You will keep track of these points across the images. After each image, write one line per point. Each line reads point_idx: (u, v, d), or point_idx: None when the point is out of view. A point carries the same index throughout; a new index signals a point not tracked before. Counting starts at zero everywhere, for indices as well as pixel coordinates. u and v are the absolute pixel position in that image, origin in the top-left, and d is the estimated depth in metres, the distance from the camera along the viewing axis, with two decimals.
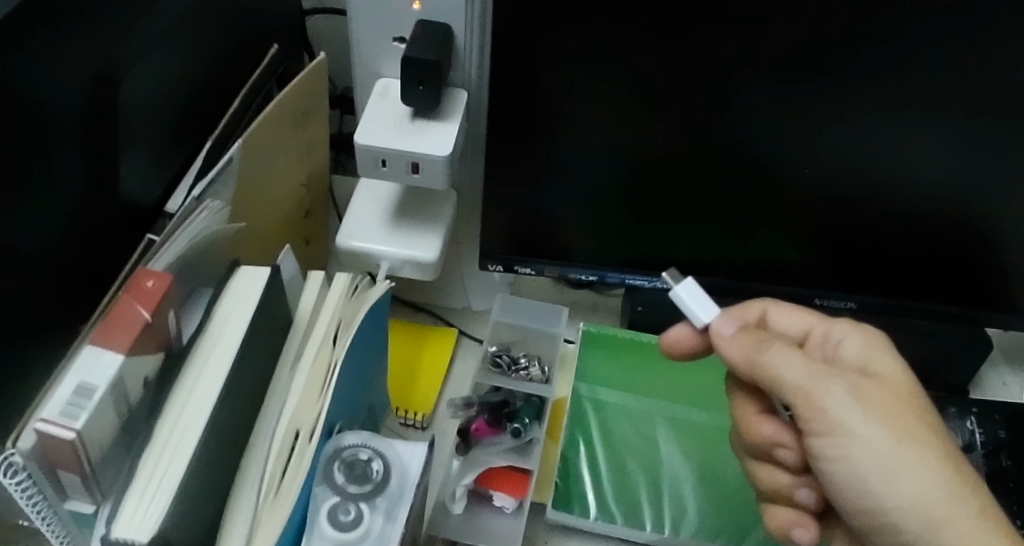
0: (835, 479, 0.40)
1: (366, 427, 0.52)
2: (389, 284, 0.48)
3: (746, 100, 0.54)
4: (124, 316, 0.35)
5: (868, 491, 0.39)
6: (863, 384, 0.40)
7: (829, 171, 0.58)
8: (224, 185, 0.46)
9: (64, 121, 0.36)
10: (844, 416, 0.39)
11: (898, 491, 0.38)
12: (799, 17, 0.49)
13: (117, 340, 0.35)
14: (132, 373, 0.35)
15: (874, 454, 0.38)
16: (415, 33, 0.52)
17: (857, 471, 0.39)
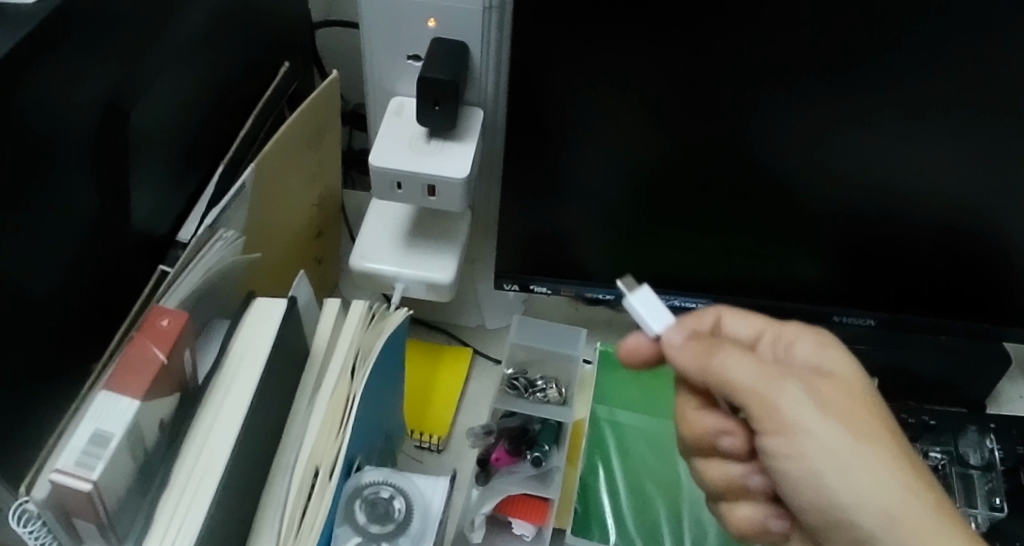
0: (791, 481, 0.39)
1: (383, 457, 0.51)
2: (405, 311, 0.47)
3: (769, 118, 0.53)
4: (139, 358, 0.34)
5: (826, 492, 0.37)
6: (815, 385, 0.39)
7: (853, 189, 0.57)
8: (238, 211, 0.45)
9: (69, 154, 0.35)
10: (797, 415, 0.37)
11: (857, 492, 0.36)
12: (825, 34, 0.48)
13: (133, 383, 0.33)
14: (148, 417, 0.34)
15: (829, 452, 0.37)
16: (430, 52, 0.51)
17: (813, 472, 0.37)
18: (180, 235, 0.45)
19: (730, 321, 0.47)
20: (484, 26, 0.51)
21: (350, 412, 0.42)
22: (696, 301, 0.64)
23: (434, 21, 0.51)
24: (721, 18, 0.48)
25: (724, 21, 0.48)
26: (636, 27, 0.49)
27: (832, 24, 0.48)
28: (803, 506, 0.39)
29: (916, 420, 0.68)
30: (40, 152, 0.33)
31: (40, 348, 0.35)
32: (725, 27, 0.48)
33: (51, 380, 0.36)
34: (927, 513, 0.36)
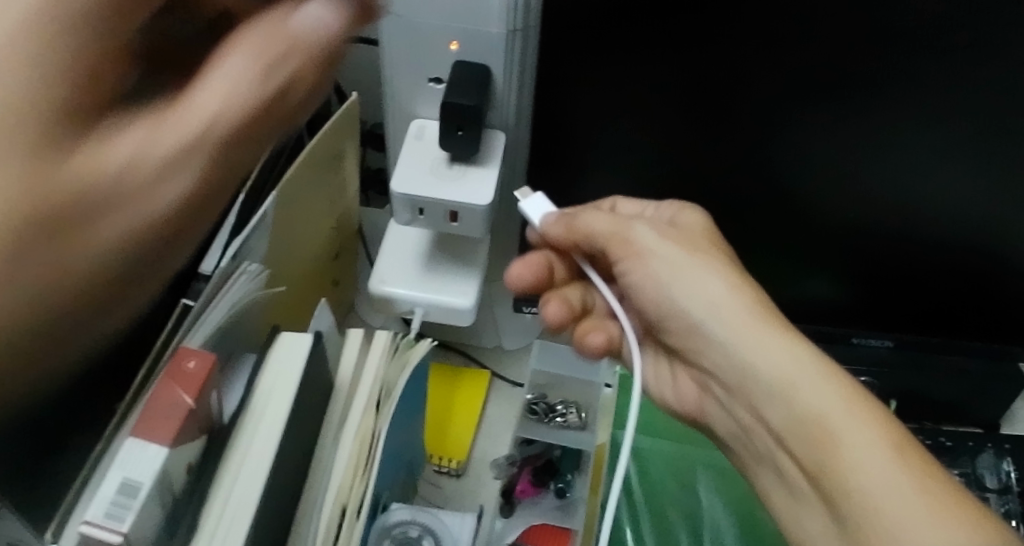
0: (647, 302, 0.44)
1: (404, 487, 0.51)
2: (430, 342, 0.47)
3: (796, 145, 0.52)
4: (166, 402, 0.33)
5: (673, 302, 0.43)
6: (667, 229, 0.45)
7: (877, 215, 0.56)
8: (260, 240, 0.45)
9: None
10: (646, 242, 0.44)
11: (705, 301, 0.42)
12: (864, 65, 0.47)
13: (160, 429, 0.32)
14: (176, 463, 0.33)
15: (664, 268, 0.43)
16: (453, 76, 0.50)
17: (660, 287, 0.43)
18: (203, 265, 0.44)
19: (624, 206, 0.49)
20: (508, 51, 0.50)
21: (374, 449, 0.41)
22: None
23: (456, 44, 0.50)
24: (756, 47, 0.46)
25: (757, 49, 0.47)
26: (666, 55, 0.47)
27: (872, 55, 0.46)
28: (663, 326, 0.45)
29: (932, 441, 0.68)
30: None
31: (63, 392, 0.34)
32: (760, 56, 0.47)
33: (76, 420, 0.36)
34: (763, 329, 0.40)
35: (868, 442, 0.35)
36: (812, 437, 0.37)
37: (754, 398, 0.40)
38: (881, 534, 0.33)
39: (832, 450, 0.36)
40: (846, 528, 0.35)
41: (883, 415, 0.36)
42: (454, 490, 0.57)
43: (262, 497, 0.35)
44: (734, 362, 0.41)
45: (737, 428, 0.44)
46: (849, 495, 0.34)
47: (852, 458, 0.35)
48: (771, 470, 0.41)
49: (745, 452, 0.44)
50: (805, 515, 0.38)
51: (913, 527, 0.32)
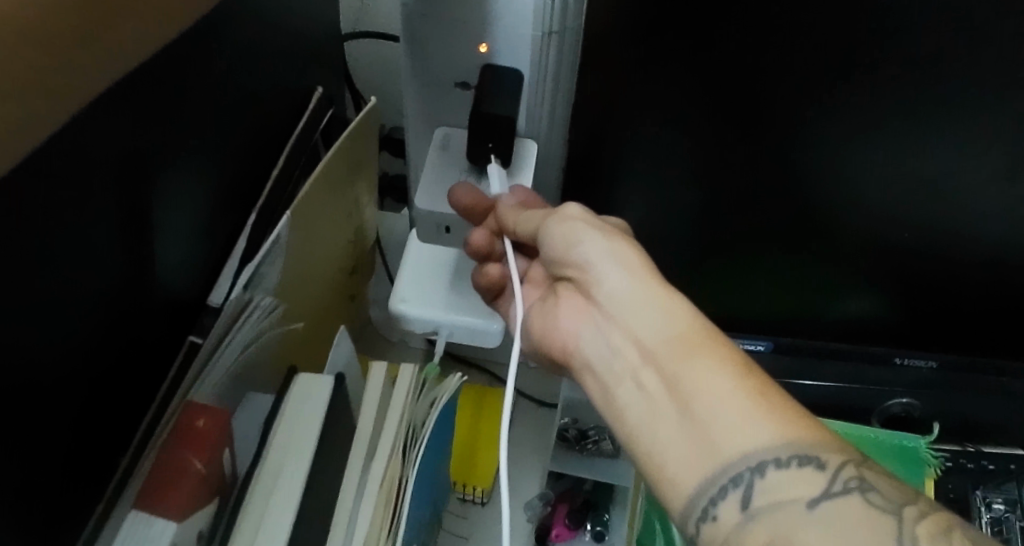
0: (549, 245, 0.39)
1: (431, 526, 0.47)
2: (459, 378, 0.44)
3: (862, 165, 0.47)
4: (176, 468, 0.34)
5: (575, 250, 0.37)
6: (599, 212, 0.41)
7: (941, 239, 0.51)
8: (273, 266, 0.41)
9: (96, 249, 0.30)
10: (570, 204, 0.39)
11: (605, 252, 0.36)
12: (939, 89, 0.42)
13: (171, 504, 0.32)
14: (186, 535, 0.33)
15: (581, 213, 0.38)
16: (483, 79, 0.45)
17: (573, 239, 0.37)
18: (212, 297, 0.40)
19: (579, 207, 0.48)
20: (541, 56, 0.45)
21: (403, 497, 0.38)
22: (754, 344, 0.60)
23: (486, 46, 0.45)
24: (823, 68, 0.42)
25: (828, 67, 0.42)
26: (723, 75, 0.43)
27: (954, 74, 0.42)
28: (558, 262, 0.39)
29: (975, 465, 0.63)
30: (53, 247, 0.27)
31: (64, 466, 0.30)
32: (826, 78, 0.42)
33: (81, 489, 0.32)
34: (650, 271, 0.35)
35: (721, 378, 0.30)
36: (677, 353, 0.32)
37: (623, 322, 0.35)
38: (730, 456, 0.29)
39: (681, 371, 0.31)
40: (697, 444, 0.30)
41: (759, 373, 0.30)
42: (482, 519, 0.53)
43: None
44: (621, 290, 0.35)
45: (601, 351, 0.36)
46: (698, 422, 0.30)
47: (691, 386, 0.30)
48: (625, 393, 0.34)
49: (595, 384, 0.36)
50: (655, 430, 0.31)
51: (739, 432, 0.29)
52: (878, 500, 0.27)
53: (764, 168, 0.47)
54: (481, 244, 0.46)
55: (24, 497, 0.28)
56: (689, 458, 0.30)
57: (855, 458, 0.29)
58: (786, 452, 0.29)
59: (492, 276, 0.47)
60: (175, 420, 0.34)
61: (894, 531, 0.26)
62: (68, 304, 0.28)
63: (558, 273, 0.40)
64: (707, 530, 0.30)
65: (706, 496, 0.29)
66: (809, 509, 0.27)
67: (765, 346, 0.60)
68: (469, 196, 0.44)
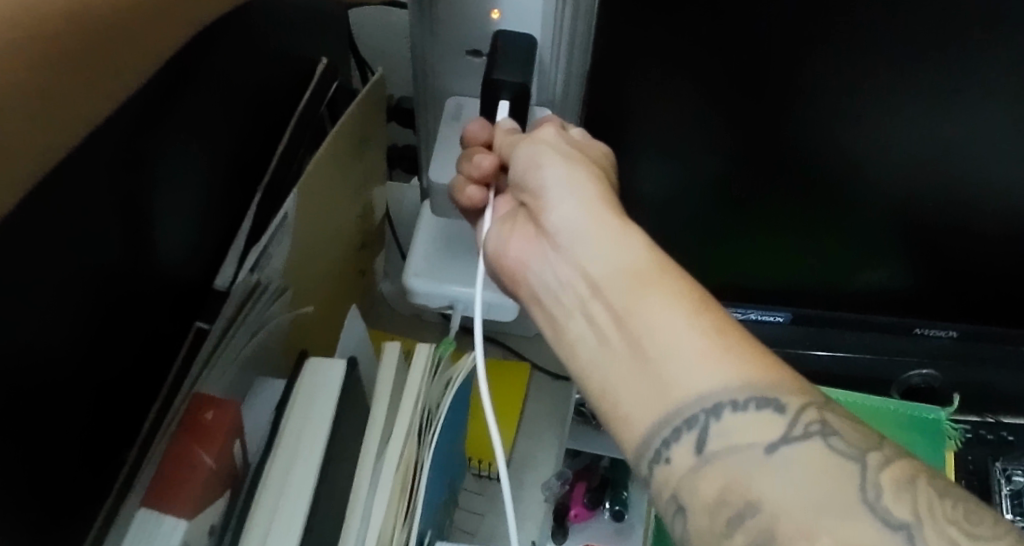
0: (514, 167, 0.36)
1: (447, 506, 0.46)
2: (475, 356, 0.42)
3: (891, 135, 0.45)
4: (185, 463, 0.32)
5: (537, 174, 0.34)
6: (571, 134, 0.38)
7: (971, 211, 0.49)
8: (280, 244, 0.39)
9: (99, 236, 0.29)
10: (538, 131, 0.36)
11: (561, 179, 0.33)
12: (979, 54, 0.40)
13: (182, 500, 0.32)
14: (200, 531, 0.32)
15: (553, 139, 0.36)
16: (495, 48, 0.43)
17: (534, 166, 0.34)
18: (217, 281, 0.39)
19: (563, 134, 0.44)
20: (556, 19, 0.44)
21: (419, 481, 0.37)
22: (773, 315, 0.58)
23: (498, 12, 0.44)
24: (855, 35, 0.40)
25: (861, 33, 0.40)
26: (747, 41, 0.41)
27: (995, 41, 0.39)
28: (518, 186, 0.36)
29: (994, 436, 0.63)
30: (51, 239, 0.25)
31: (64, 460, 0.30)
32: (856, 44, 0.40)
33: (85, 482, 0.31)
34: (608, 202, 0.32)
35: (671, 308, 0.27)
36: (631, 288, 0.28)
37: (571, 252, 0.31)
38: (684, 397, 0.26)
39: (635, 306, 0.28)
40: (650, 384, 0.27)
41: (714, 306, 0.27)
42: (498, 494, 0.52)
43: None
44: (574, 219, 0.32)
45: (546, 283, 0.33)
46: (652, 359, 0.27)
47: (647, 320, 0.27)
48: (574, 325, 0.31)
49: (541, 315, 0.33)
50: (605, 367, 0.28)
51: (697, 372, 0.26)
52: (840, 446, 0.25)
53: (790, 137, 0.45)
54: (485, 170, 0.40)
55: (23, 492, 0.27)
56: (643, 398, 0.27)
57: (816, 401, 0.26)
58: (744, 394, 0.25)
59: (474, 198, 0.41)
60: (182, 410, 0.34)
61: (856, 480, 0.23)
62: (68, 297, 0.27)
63: (515, 194, 0.36)
64: (660, 473, 0.27)
65: (659, 437, 0.27)
66: (768, 455, 0.24)
67: (783, 318, 0.59)
68: (482, 132, 0.42)
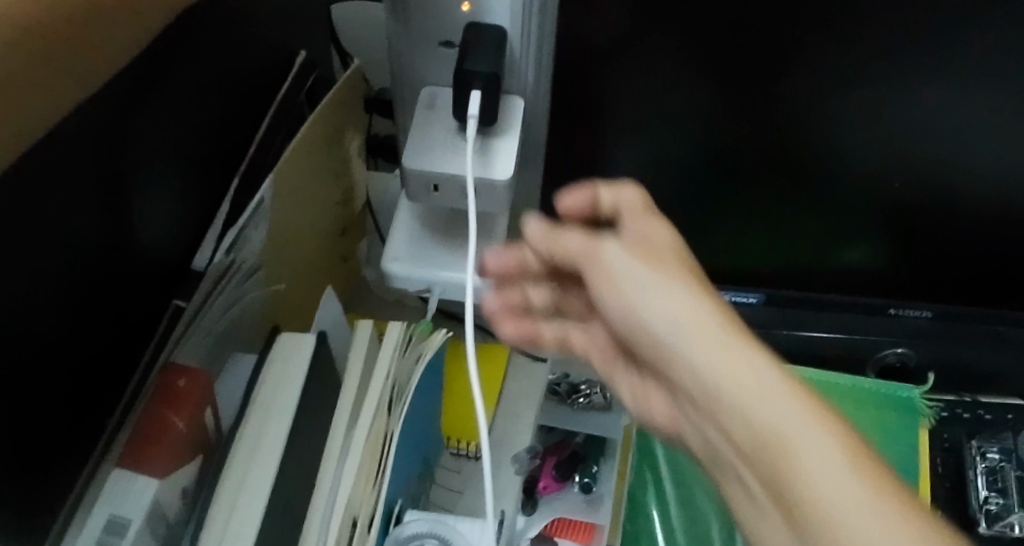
0: (594, 294, 0.31)
1: (422, 479, 0.48)
2: (445, 333, 0.44)
3: (849, 117, 0.46)
4: (157, 430, 0.35)
5: (625, 306, 0.28)
6: (636, 232, 0.32)
7: (930, 190, 0.50)
8: (258, 228, 0.41)
9: (76, 212, 0.30)
10: (580, 245, 0.31)
11: (632, 302, 0.28)
12: (922, 37, 0.41)
13: (156, 461, 0.34)
14: (170, 493, 0.34)
15: (618, 245, 0.30)
16: (467, 40, 0.45)
17: (619, 294, 0.29)
18: (196, 262, 0.41)
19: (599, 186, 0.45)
20: (523, 10, 0.45)
21: (388, 452, 0.39)
22: (747, 296, 0.59)
23: (467, 5, 0.45)
24: (807, 19, 0.41)
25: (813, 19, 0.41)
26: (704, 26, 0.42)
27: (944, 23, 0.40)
28: (621, 334, 0.30)
29: (971, 415, 0.63)
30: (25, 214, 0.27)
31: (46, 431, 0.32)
32: (802, 29, 0.41)
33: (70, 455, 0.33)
34: (709, 300, 0.27)
35: (790, 416, 0.23)
36: (743, 409, 0.24)
37: (687, 368, 0.26)
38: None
39: (759, 402, 0.23)
40: (774, 516, 0.23)
41: (839, 422, 0.22)
42: (475, 473, 0.54)
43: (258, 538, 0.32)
44: (674, 320, 0.26)
45: (675, 415, 0.31)
46: (796, 513, 0.21)
47: (737, 422, 0.24)
48: (733, 488, 0.25)
49: (668, 418, 0.32)
50: (761, 530, 0.23)
51: (828, 476, 0.21)
52: None
53: (749, 120, 0.47)
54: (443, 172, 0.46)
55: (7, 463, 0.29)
56: (779, 530, 0.23)
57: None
58: None
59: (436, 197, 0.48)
60: (154, 382, 0.36)
61: None
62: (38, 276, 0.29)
63: (591, 283, 0.31)
64: None
65: None
66: None
67: (756, 300, 0.60)
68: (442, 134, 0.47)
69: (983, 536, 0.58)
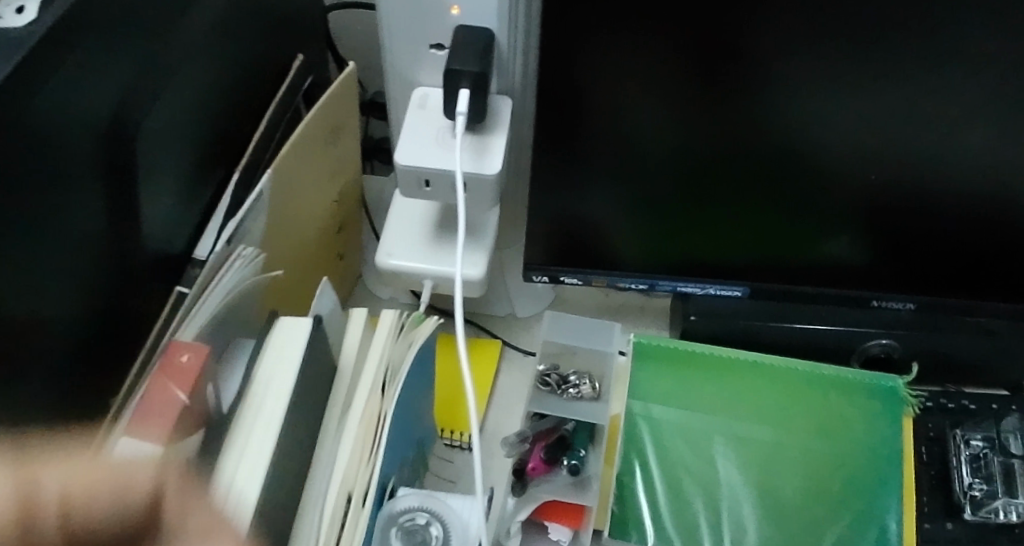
0: None
1: (415, 463, 0.50)
2: (436, 320, 0.46)
3: (820, 111, 0.48)
4: (161, 400, 0.34)
5: None
6: None
7: (906, 182, 0.51)
8: (256, 219, 0.43)
9: (68, 196, 0.33)
10: None
11: None
12: (888, 28, 0.43)
13: (156, 427, 0.33)
14: (171, 461, 0.33)
15: None
16: (456, 42, 0.47)
17: None
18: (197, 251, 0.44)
19: None
20: (509, 11, 0.47)
21: (381, 430, 0.40)
22: (732, 290, 0.60)
23: (457, 8, 0.47)
24: (773, 17, 0.43)
25: (774, 16, 0.43)
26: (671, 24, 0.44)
27: (903, 18, 0.42)
28: None
29: (955, 405, 0.62)
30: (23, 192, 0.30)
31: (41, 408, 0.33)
32: (769, 25, 0.43)
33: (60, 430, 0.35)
34: None
35: None
36: None
37: None
38: None
39: None
40: None
41: None
42: (466, 463, 0.56)
43: (256, 502, 0.34)
44: None
45: None
46: None
47: None
48: None
49: None
50: None
51: None
52: None
53: (722, 117, 0.49)
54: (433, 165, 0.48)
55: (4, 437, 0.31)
56: None
57: None
58: None
59: (426, 193, 0.50)
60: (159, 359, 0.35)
61: None
62: (36, 261, 0.32)
63: None
64: None
65: None
66: None
67: (742, 292, 0.60)
68: (433, 131, 0.49)
69: (969, 523, 0.58)
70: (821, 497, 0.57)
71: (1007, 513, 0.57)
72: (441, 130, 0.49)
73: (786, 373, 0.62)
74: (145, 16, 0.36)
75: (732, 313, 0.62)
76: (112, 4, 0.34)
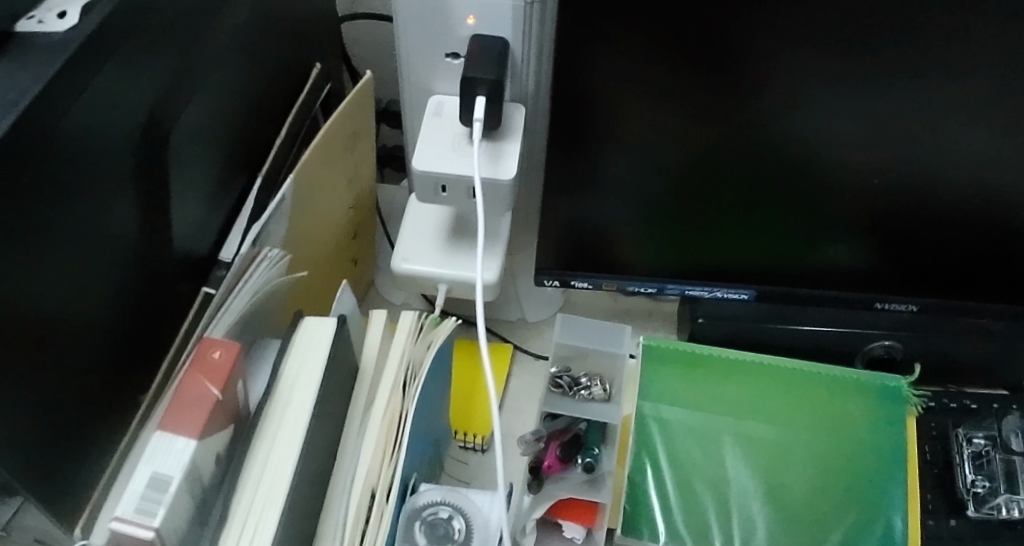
0: None
1: (433, 463, 0.51)
2: (455, 321, 0.47)
3: (825, 118, 0.49)
4: (194, 394, 0.35)
5: None
6: None
7: (908, 186, 0.53)
8: (278, 224, 0.45)
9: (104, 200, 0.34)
10: None
11: None
12: (891, 37, 0.44)
13: (191, 421, 0.34)
14: (204, 455, 0.34)
15: None
16: (472, 51, 0.49)
17: None
18: (223, 253, 0.46)
19: None
20: (524, 21, 0.49)
21: (403, 429, 0.41)
22: (738, 293, 0.61)
23: (473, 18, 0.49)
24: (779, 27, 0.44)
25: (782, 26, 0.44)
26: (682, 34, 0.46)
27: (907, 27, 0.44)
28: None
29: (958, 405, 0.63)
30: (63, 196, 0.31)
31: (77, 404, 0.34)
32: (776, 34, 0.45)
33: (92, 426, 0.36)
34: None
35: None
36: None
37: None
38: None
39: None
40: None
41: None
42: (481, 465, 0.56)
43: (284, 495, 0.35)
44: None
45: None
46: None
47: None
48: None
49: None
50: None
51: None
52: None
53: (729, 125, 0.50)
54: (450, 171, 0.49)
55: (37, 434, 0.32)
56: None
57: None
58: None
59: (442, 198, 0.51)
60: (192, 355, 0.36)
61: None
62: (74, 263, 0.33)
63: None
64: None
65: None
66: None
67: (748, 295, 0.61)
68: (449, 138, 0.50)
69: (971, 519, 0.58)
70: (828, 494, 0.58)
71: (1009, 509, 0.58)
72: (457, 137, 0.50)
73: (794, 374, 0.63)
74: (175, 28, 0.38)
75: (739, 316, 0.63)
76: (146, 15, 0.35)
